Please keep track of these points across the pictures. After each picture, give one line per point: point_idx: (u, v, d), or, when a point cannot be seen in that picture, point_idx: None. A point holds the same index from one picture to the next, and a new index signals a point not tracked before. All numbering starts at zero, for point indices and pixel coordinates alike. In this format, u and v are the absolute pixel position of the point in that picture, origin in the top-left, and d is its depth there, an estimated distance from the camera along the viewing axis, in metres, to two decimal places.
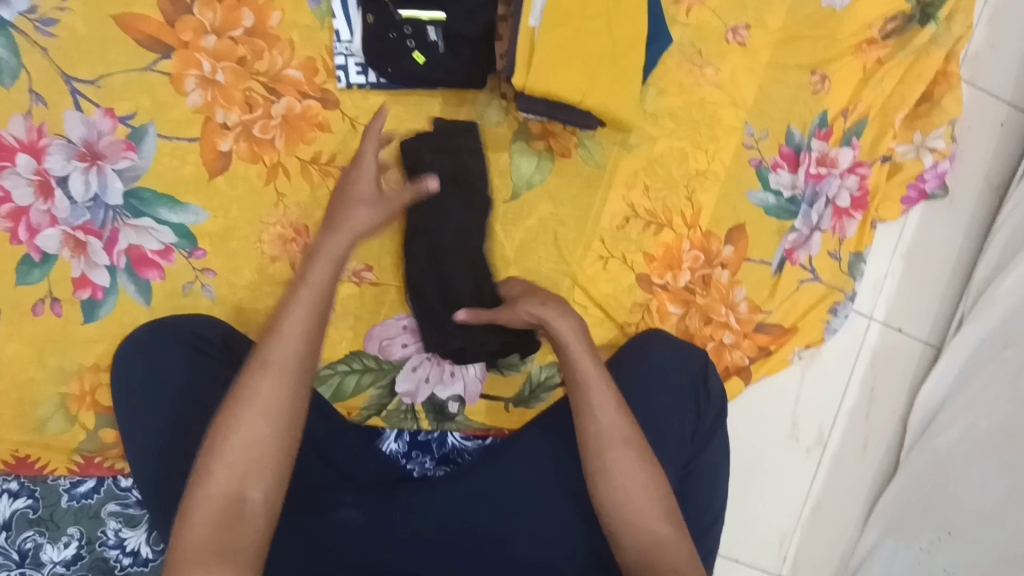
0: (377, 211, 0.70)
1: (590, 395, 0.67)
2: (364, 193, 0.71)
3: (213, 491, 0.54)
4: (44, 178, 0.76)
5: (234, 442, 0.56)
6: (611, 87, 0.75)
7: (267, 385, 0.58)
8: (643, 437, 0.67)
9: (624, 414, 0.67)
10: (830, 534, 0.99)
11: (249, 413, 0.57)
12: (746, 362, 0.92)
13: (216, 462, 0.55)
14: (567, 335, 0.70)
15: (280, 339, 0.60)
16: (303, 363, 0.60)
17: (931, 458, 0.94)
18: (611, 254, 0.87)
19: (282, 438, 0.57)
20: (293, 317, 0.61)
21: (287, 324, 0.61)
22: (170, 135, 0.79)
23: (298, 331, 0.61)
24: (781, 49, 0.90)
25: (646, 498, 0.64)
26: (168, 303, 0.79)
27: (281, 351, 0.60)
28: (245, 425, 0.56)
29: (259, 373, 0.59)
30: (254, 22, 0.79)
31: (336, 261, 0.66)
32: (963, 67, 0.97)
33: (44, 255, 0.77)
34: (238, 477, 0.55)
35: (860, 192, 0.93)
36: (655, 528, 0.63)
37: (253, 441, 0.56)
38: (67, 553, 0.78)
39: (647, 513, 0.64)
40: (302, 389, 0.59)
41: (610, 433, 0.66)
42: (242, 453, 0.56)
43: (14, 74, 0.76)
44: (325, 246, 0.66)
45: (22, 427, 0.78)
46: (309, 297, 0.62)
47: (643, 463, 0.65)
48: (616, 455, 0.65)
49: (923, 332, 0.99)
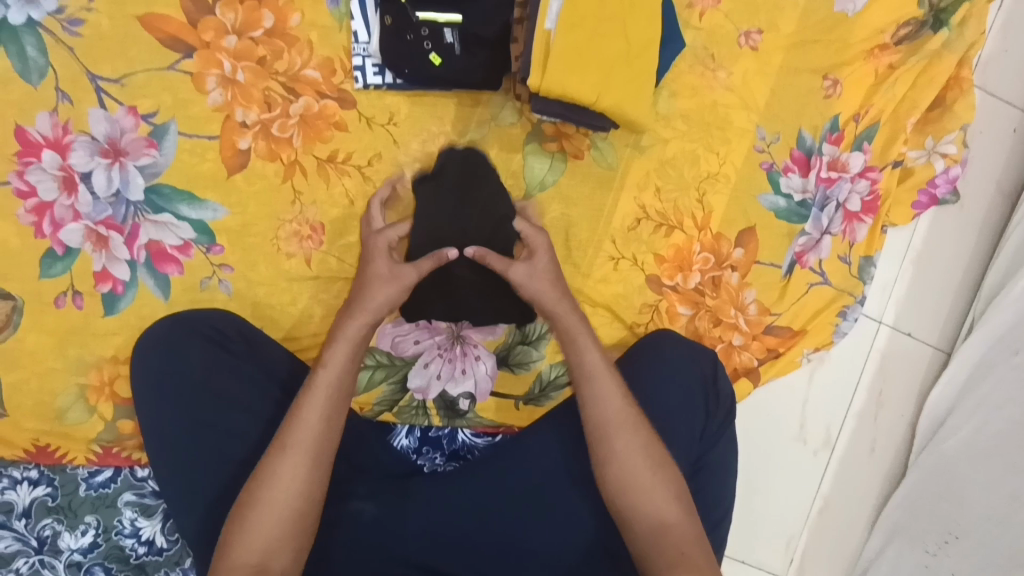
0: (393, 285, 0.72)
1: (595, 384, 0.69)
2: (387, 274, 0.73)
3: (245, 560, 0.58)
4: (69, 174, 0.78)
5: (259, 515, 0.60)
6: (626, 90, 0.77)
7: (277, 493, 0.61)
8: (646, 420, 0.69)
9: (627, 400, 0.69)
10: (838, 539, 0.99)
11: (257, 521, 0.60)
12: (755, 364, 0.92)
13: (242, 531, 0.60)
14: (577, 330, 0.73)
15: (285, 453, 0.62)
16: (342, 394, 0.67)
17: (938, 461, 0.94)
18: (622, 255, 0.88)
19: (292, 526, 0.61)
20: (303, 435, 0.63)
21: (314, 393, 0.66)
22: (190, 133, 0.80)
23: (310, 437, 0.64)
24: (793, 54, 0.91)
25: (654, 480, 0.66)
26: (186, 297, 0.81)
27: (302, 432, 0.64)
28: (273, 489, 0.61)
29: (264, 484, 0.61)
30: (274, 22, 0.81)
31: (354, 344, 0.70)
32: (975, 73, 0.97)
33: (67, 249, 0.79)
34: (271, 540, 0.59)
35: (871, 196, 0.93)
36: (665, 512, 0.64)
37: (277, 517, 0.60)
38: (84, 541, 0.79)
39: (656, 498, 0.65)
40: (313, 488, 0.62)
41: (616, 419, 0.68)
42: (265, 526, 0.60)
43: (41, 73, 0.78)
44: (343, 330, 0.70)
45: (42, 416, 0.80)
46: (341, 356, 0.69)
47: (651, 448, 0.67)
48: (625, 441, 0.67)
49: (934, 338, 1.00)
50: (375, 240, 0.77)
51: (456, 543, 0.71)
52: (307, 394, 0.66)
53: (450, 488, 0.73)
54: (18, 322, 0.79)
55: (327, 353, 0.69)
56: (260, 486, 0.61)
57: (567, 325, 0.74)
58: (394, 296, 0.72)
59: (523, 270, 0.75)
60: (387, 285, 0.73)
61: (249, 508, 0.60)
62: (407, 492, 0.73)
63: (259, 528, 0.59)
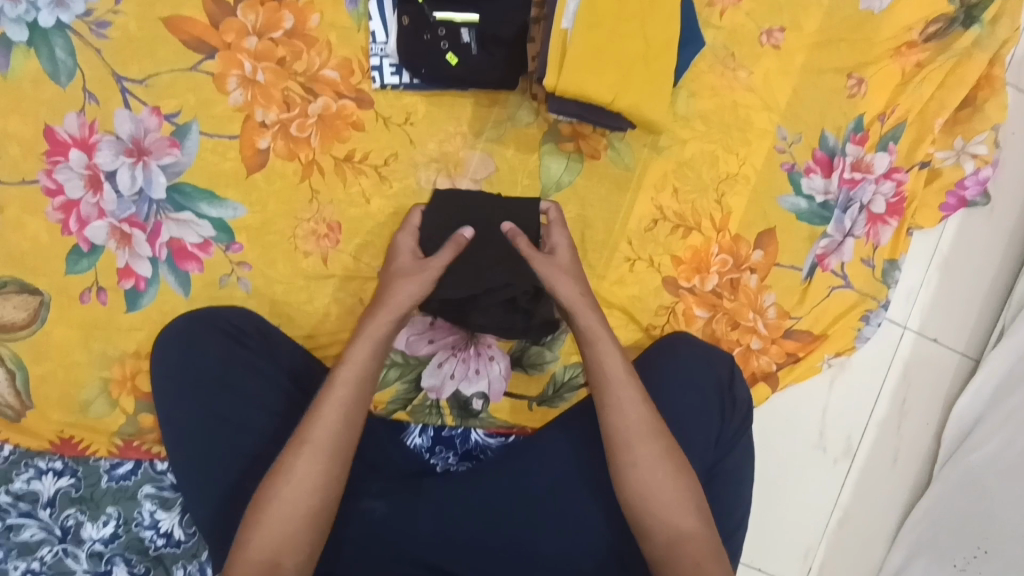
0: (418, 281, 0.73)
1: (617, 391, 0.69)
2: (412, 269, 0.75)
3: (252, 554, 0.59)
4: (94, 173, 0.80)
5: (273, 511, 0.61)
6: (643, 90, 0.76)
7: (288, 491, 0.61)
8: (666, 428, 0.69)
9: (648, 408, 0.69)
10: (859, 551, 0.97)
11: (272, 518, 0.60)
12: (774, 368, 0.91)
13: (255, 526, 0.60)
14: (598, 336, 0.72)
15: (304, 453, 0.63)
16: (363, 394, 0.68)
17: (963, 473, 0.92)
18: (638, 256, 0.87)
19: (309, 524, 0.61)
20: (319, 432, 0.64)
21: (334, 391, 0.67)
22: (212, 132, 0.82)
23: (325, 437, 0.64)
24: (817, 52, 0.89)
25: (674, 489, 0.65)
26: (206, 293, 0.83)
27: (320, 431, 0.64)
28: (288, 487, 0.62)
29: (280, 480, 0.62)
30: (294, 23, 0.82)
31: (377, 341, 0.71)
32: (1008, 71, 0.94)
33: (92, 245, 0.81)
34: (283, 537, 0.60)
35: (896, 198, 0.91)
36: (683, 523, 0.64)
37: (292, 515, 0.61)
38: (105, 532, 0.81)
39: (676, 508, 0.64)
40: (331, 485, 0.63)
41: (637, 427, 0.67)
42: (277, 522, 0.60)
43: (70, 74, 0.80)
44: (366, 327, 0.72)
45: (67, 409, 0.82)
46: (364, 354, 0.70)
47: (671, 459, 0.66)
48: (645, 450, 0.66)
49: (960, 344, 0.97)
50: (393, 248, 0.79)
51: (468, 545, 0.70)
52: (325, 393, 0.67)
53: (461, 488, 0.73)
54: (45, 316, 0.81)
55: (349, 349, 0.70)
56: (274, 484, 0.62)
57: (588, 329, 0.73)
58: (420, 293, 0.73)
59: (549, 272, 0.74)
60: (412, 279, 0.74)
61: (267, 504, 0.61)
62: (419, 491, 0.73)
63: (272, 524, 0.60)
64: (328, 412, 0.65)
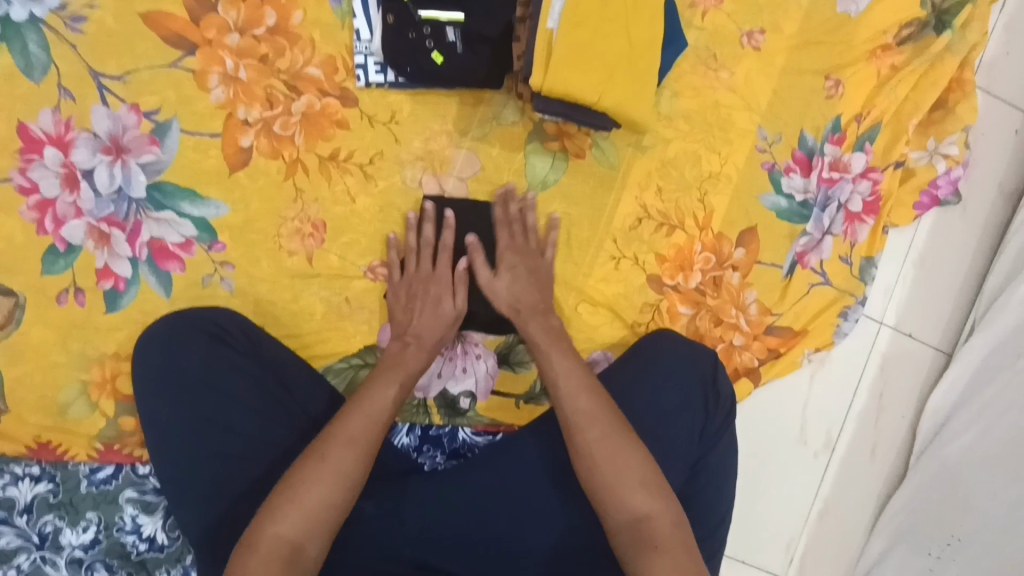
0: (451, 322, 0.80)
1: (559, 387, 0.71)
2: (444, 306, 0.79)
3: (283, 531, 0.58)
4: (71, 171, 0.78)
5: (310, 495, 0.61)
6: (627, 90, 0.77)
7: (320, 482, 0.61)
8: (614, 413, 0.69)
9: (592, 396, 0.70)
10: (839, 541, 0.99)
11: (296, 504, 0.60)
12: (756, 364, 0.92)
13: (292, 505, 0.60)
14: (543, 340, 0.77)
15: (335, 442, 0.64)
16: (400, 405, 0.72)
17: (940, 465, 0.94)
18: (623, 255, 0.88)
19: (339, 509, 0.62)
20: (354, 424, 0.66)
21: (381, 394, 0.70)
22: (193, 130, 0.80)
23: (368, 436, 0.66)
24: (796, 54, 0.91)
25: (618, 469, 0.65)
26: (188, 294, 0.81)
27: (356, 427, 0.66)
28: (320, 475, 0.62)
29: (317, 464, 0.63)
30: (276, 20, 0.81)
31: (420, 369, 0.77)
32: (978, 75, 0.97)
33: (69, 245, 0.79)
34: (310, 522, 0.60)
35: (872, 197, 0.93)
36: (635, 504, 0.63)
37: (327, 504, 0.61)
38: (85, 537, 0.80)
39: (623, 488, 0.64)
40: (364, 469, 0.64)
41: (576, 417, 0.68)
42: (309, 507, 0.60)
43: (44, 69, 0.78)
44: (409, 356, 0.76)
45: (45, 413, 0.80)
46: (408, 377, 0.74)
47: (607, 441, 0.66)
48: (584, 437, 0.67)
49: (934, 340, 1.00)
50: (427, 284, 0.80)
51: (457, 544, 0.71)
52: (375, 395, 0.70)
53: (449, 485, 0.73)
54: (20, 318, 0.79)
55: (388, 371, 0.74)
56: (307, 465, 0.63)
57: (534, 336, 0.78)
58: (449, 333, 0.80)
59: (503, 288, 0.80)
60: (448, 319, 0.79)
61: (306, 487, 0.61)
62: (409, 490, 0.73)
63: (307, 506, 0.60)
64: (379, 404, 0.69)
